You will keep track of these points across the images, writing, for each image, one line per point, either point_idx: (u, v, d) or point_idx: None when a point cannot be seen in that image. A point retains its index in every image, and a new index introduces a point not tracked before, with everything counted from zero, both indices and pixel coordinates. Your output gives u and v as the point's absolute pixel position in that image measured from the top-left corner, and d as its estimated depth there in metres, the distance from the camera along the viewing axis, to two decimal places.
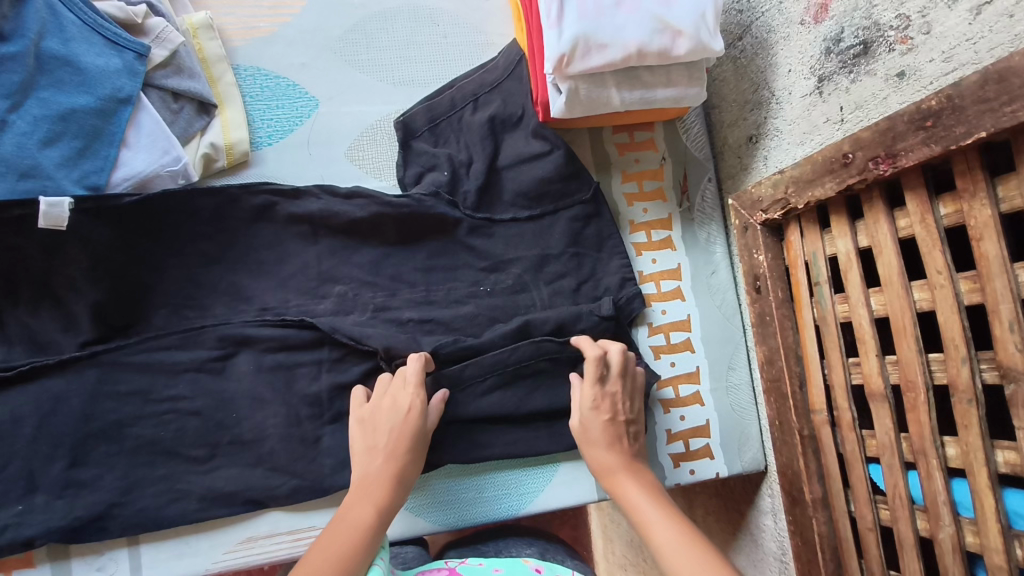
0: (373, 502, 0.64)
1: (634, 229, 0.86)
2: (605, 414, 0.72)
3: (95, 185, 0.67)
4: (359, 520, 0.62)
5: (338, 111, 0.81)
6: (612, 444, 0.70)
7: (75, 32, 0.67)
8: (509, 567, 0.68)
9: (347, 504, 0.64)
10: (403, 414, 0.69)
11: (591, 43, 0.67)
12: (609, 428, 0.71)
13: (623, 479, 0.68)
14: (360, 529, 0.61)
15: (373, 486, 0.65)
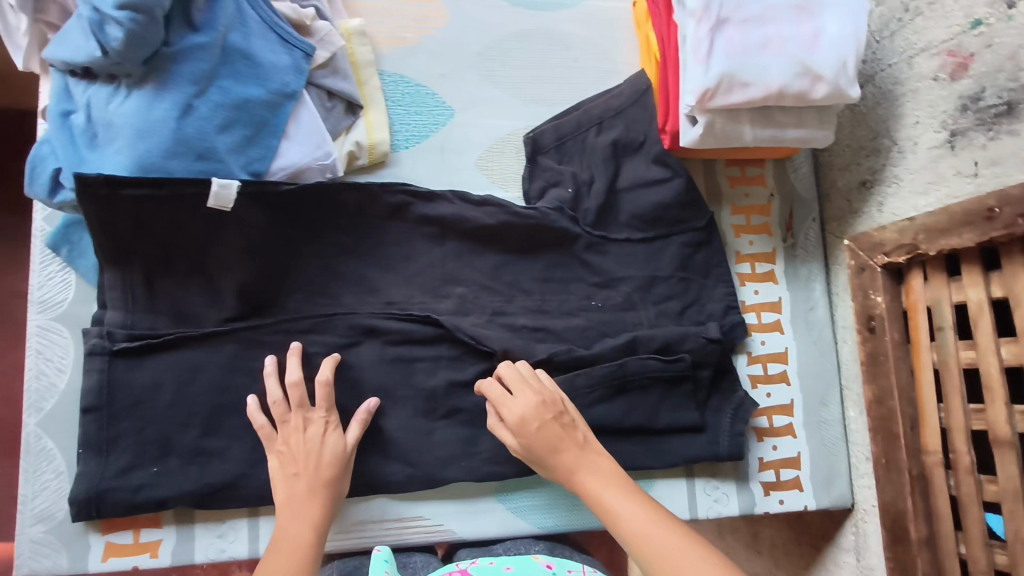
0: (310, 520, 0.67)
1: (740, 259, 0.89)
2: (544, 417, 0.70)
3: (257, 172, 0.71)
4: (296, 544, 0.65)
5: (472, 122, 0.85)
6: (556, 444, 0.70)
7: (255, 28, 0.70)
8: (521, 566, 0.69)
9: (280, 527, 0.66)
10: (320, 436, 0.70)
11: (736, 81, 0.70)
12: (545, 434, 0.70)
13: (579, 472, 0.69)
14: (299, 554, 0.64)
15: (307, 505, 0.68)
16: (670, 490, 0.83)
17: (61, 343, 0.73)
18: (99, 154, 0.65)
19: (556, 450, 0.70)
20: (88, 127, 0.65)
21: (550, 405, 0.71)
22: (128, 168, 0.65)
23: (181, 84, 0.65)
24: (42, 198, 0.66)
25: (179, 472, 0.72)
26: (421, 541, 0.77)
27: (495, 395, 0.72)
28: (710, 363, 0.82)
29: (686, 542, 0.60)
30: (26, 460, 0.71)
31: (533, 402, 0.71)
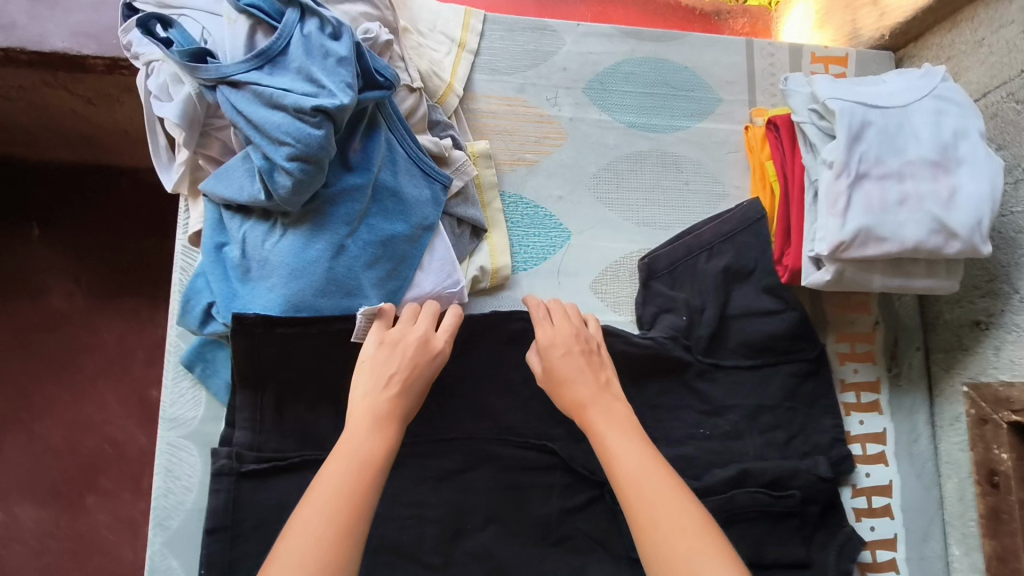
0: (387, 435, 0.58)
1: (844, 387, 0.89)
2: (563, 350, 0.70)
3: (394, 304, 0.72)
4: (357, 450, 0.56)
5: (588, 244, 0.86)
6: (573, 376, 0.68)
7: (403, 165, 0.73)
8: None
9: (351, 430, 0.58)
10: (422, 346, 0.65)
11: (872, 235, 0.71)
12: (570, 363, 0.69)
13: (591, 408, 0.65)
14: (360, 472, 0.55)
15: (383, 421, 0.59)
16: None
17: (189, 461, 0.73)
18: (251, 290, 0.67)
19: (573, 379, 0.68)
20: (242, 262, 0.67)
21: (579, 336, 0.72)
22: (279, 306, 0.66)
23: (336, 225, 0.68)
24: (192, 328, 0.69)
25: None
26: None
27: (536, 315, 0.74)
28: (819, 500, 0.82)
29: (674, 489, 0.58)
30: None
31: (566, 332, 0.72)
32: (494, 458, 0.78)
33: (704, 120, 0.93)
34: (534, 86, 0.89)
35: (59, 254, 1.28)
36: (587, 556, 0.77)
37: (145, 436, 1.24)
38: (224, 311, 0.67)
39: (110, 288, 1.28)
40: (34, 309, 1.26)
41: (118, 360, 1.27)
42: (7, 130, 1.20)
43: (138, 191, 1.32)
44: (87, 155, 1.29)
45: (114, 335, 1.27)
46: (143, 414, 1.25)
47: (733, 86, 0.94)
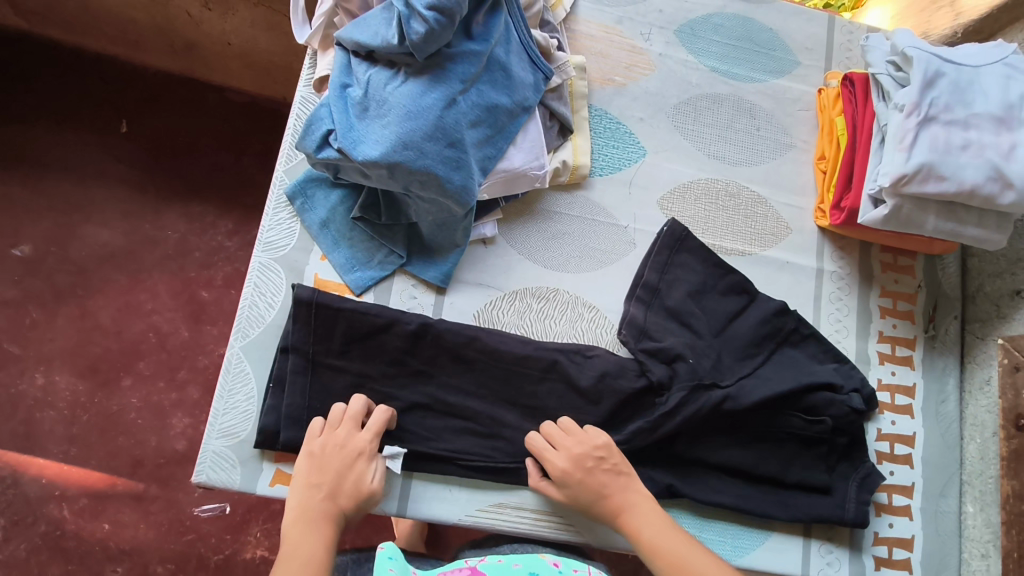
0: (319, 536, 0.67)
1: (881, 339, 0.93)
2: (582, 475, 0.74)
3: (486, 169, 0.80)
4: (301, 561, 0.64)
5: (660, 164, 0.93)
6: (604, 488, 0.74)
7: (514, 48, 0.81)
8: (528, 563, 0.73)
9: (291, 534, 0.66)
10: (353, 457, 0.71)
11: (933, 173, 0.77)
12: (590, 481, 0.74)
13: (627, 514, 0.73)
14: (300, 573, 0.63)
15: (314, 520, 0.68)
16: (787, 545, 0.84)
17: (276, 282, 0.80)
18: (366, 124, 0.74)
19: (601, 496, 0.74)
20: (362, 101, 0.75)
21: (595, 458, 0.75)
22: (392, 141, 0.73)
23: (453, 81, 0.75)
24: (309, 151, 0.75)
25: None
26: (551, 537, 0.80)
27: (541, 451, 0.76)
28: (848, 432, 0.85)
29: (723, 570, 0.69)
30: (225, 378, 0.77)
31: (573, 454, 0.75)
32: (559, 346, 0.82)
33: (782, 78, 1.00)
34: (631, 20, 0.97)
35: (143, 151, 1.34)
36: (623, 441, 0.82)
37: (190, 331, 1.28)
38: (340, 139, 0.73)
39: (183, 185, 1.35)
40: (111, 193, 1.32)
41: (176, 256, 1.31)
42: (121, 24, 1.28)
43: (225, 109, 1.39)
44: (185, 64, 1.36)
45: (178, 230, 1.33)
46: (193, 308, 1.29)
47: (812, 52, 1.01)
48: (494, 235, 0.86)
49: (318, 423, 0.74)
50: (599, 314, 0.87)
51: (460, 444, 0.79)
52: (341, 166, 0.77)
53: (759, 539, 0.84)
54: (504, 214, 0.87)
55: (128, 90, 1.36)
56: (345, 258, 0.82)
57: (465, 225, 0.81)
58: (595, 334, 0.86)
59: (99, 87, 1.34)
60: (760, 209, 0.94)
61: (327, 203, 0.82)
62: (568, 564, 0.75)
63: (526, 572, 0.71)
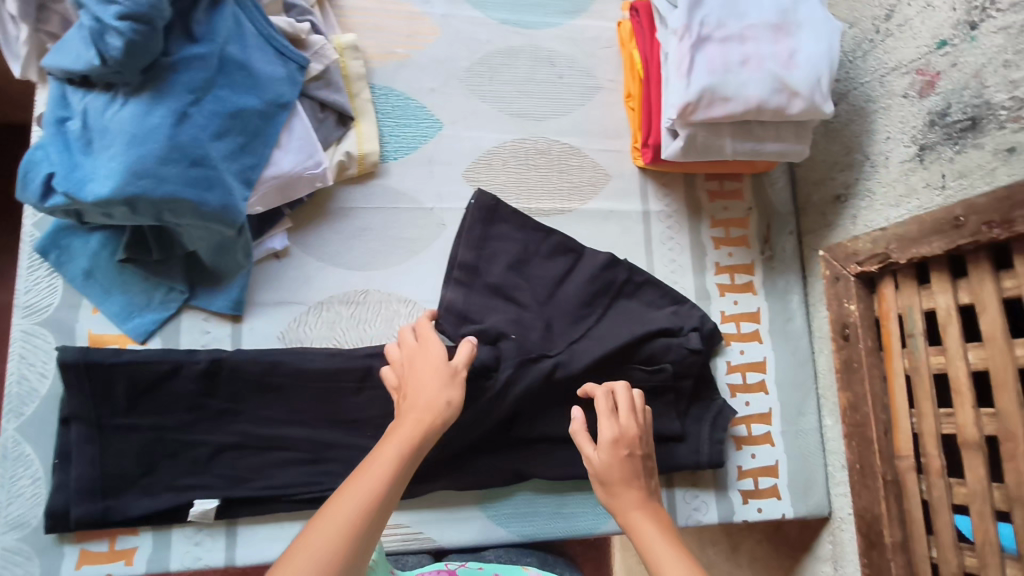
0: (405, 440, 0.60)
1: (718, 270, 0.92)
2: (623, 450, 0.68)
3: (249, 180, 0.73)
4: (382, 471, 0.56)
5: (460, 135, 0.87)
6: (630, 475, 0.68)
7: (252, 41, 0.73)
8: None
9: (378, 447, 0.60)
10: (432, 356, 0.68)
11: (717, 95, 0.73)
12: (627, 464, 0.68)
13: (633, 510, 0.65)
14: (384, 468, 0.57)
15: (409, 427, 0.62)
16: None
17: (44, 348, 0.73)
18: (93, 160, 0.65)
19: (633, 479, 0.67)
20: (83, 135, 0.66)
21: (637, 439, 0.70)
22: (121, 172, 0.63)
23: (178, 92, 0.67)
24: (33, 202, 0.67)
25: (163, 468, 0.73)
26: (401, 549, 0.78)
27: (604, 405, 0.71)
28: (691, 374, 0.83)
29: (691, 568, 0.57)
30: (3, 464, 0.70)
31: (629, 431, 0.70)
32: (374, 352, 0.77)
33: (578, 18, 0.94)
34: None
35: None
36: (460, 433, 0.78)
37: None
38: (62, 182, 0.64)
39: None
40: None
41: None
42: None
43: None
44: None
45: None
46: None
47: None
48: (286, 246, 0.79)
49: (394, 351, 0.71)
50: (417, 307, 0.82)
51: (286, 476, 0.75)
52: (81, 211, 0.68)
53: None
54: (293, 221, 0.81)
55: None
56: (121, 307, 0.75)
57: (243, 245, 0.75)
58: None
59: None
60: (575, 161, 0.90)
61: (88, 251, 0.75)
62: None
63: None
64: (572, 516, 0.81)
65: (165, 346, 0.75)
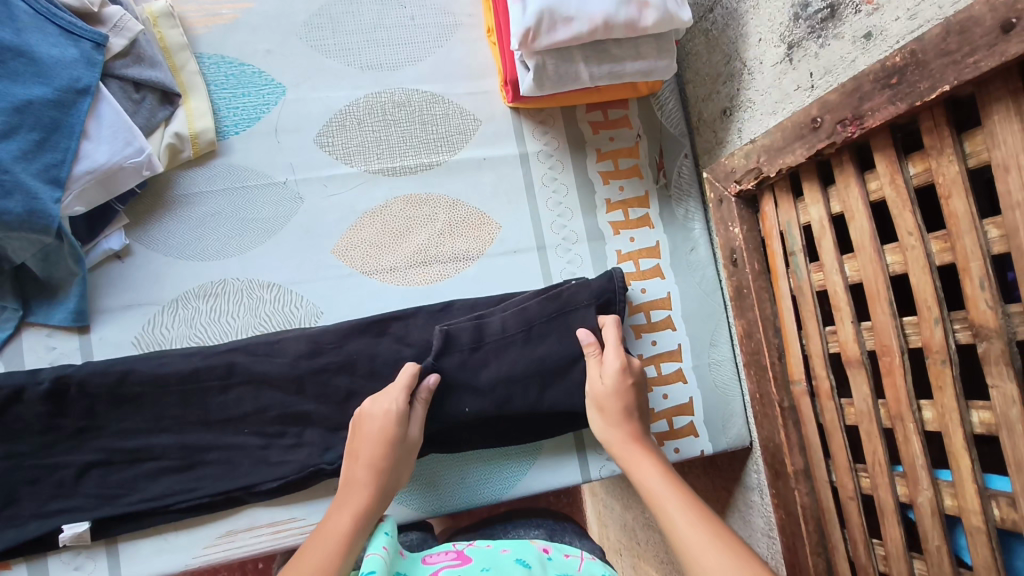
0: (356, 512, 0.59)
1: (611, 207, 0.85)
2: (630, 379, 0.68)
3: (56, 178, 0.66)
4: (345, 516, 0.59)
5: (306, 97, 0.80)
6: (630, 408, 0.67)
7: (27, 22, 0.65)
8: (518, 547, 0.60)
9: (328, 518, 0.59)
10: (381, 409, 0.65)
11: (557, 16, 0.66)
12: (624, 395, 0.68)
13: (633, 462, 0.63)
14: (335, 538, 0.56)
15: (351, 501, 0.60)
16: (560, 455, 0.79)
17: None
18: None
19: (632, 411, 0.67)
20: None
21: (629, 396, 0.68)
22: None
23: None
24: None
25: (23, 496, 0.67)
26: (297, 544, 0.73)
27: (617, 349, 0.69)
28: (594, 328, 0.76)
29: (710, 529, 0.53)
30: None
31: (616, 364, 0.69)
32: (235, 346, 0.72)
33: None
34: None
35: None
36: (342, 417, 0.72)
37: None
38: None
39: None
40: None
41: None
42: None
43: None
44: None
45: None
46: None
47: None
48: (125, 245, 0.73)
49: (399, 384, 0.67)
50: (282, 291, 0.76)
51: (158, 489, 0.69)
52: None
53: (523, 465, 0.78)
54: (131, 217, 0.74)
55: None
56: None
57: (70, 251, 0.68)
58: (283, 314, 0.76)
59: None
60: (438, 109, 0.83)
61: None
62: (560, 547, 0.62)
63: (513, 558, 0.58)
64: (477, 483, 0.77)
65: (7, 369, 0.69)
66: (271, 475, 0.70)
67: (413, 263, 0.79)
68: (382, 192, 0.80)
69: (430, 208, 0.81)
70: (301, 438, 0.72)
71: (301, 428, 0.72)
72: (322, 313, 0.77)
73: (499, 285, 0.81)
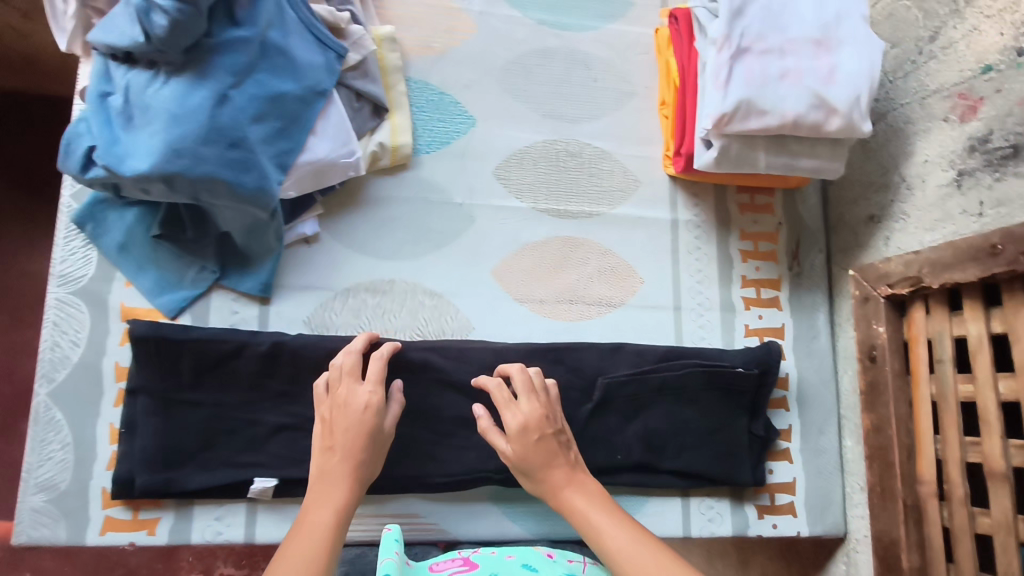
0: (332, 498, 0.62)
1: (745, 284, 0.90)
2: (534, 435, 0.68)
3: (284, 165, 0.73)
4: (321, 524, 0.59)
5: (493, 132, 0.88)
6: (552, 458, 0.68)
7: (293, 27, 0.74)
8: (522, 554, 0.67)
9: (308, 508, 0.61)
10: (361, 411, 0.66)
11: (754, 108, 0.72)
12: (543, 446, 0.68)
13: (567, 489, 0.68)
14: (320, 530, 0.58)
15: (332, 480, 0.63)
16: (664, 507, 0.83)
17: (78, 317, 0.74)
18: (135, 137, 0.67)
19: (548, 464, 0.68)
20: (125, 109, 0.68)
21: (546, 418, 0.70)
22: (162, 151, 0.65)
23: (221, 75, 0.68)
24: (74, 173, 0.68)
25: (221, 443, 0.73)
26: (413, 539, 0.77)
27: (501, 396, 0.70)
28: (746, 391, 0.83)
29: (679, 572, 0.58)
30: (34, 429, 0.72)
31: (536, 413, 0.69)
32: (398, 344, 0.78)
33: (617, 22, 0.94)
34: None
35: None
36: None
37: None
38: (104, 156, 0.66)
39: None
40: None
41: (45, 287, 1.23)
42: None
43: None
44: None
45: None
46: None
47: None
48: (316, 232, 0.80)
49: (320, 385, 0.69)
50: (442, 301, 0.82)
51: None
52: (120, 184, 0.69)
53: (632, 508, 0.83)
54: (324, 208, 0.81)
55: None
56: (154, 281, 0.76)
57: (275, 228, 0.75)
58: (438, 323, 0.82)
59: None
60: (605, 165, 0.90)
61: (123, 225, 0.76)
62: (564, 554, 0.68)
63: (518, 563, 0.65)
64: None
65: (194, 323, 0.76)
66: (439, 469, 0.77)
67: (560, 300, 0.85)
68: (544, 230, 0.86)
69: (585, 252, 0.87)
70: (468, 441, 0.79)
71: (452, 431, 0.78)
72: (473, 329, 0.83)
73: (635, 335, 0.86)
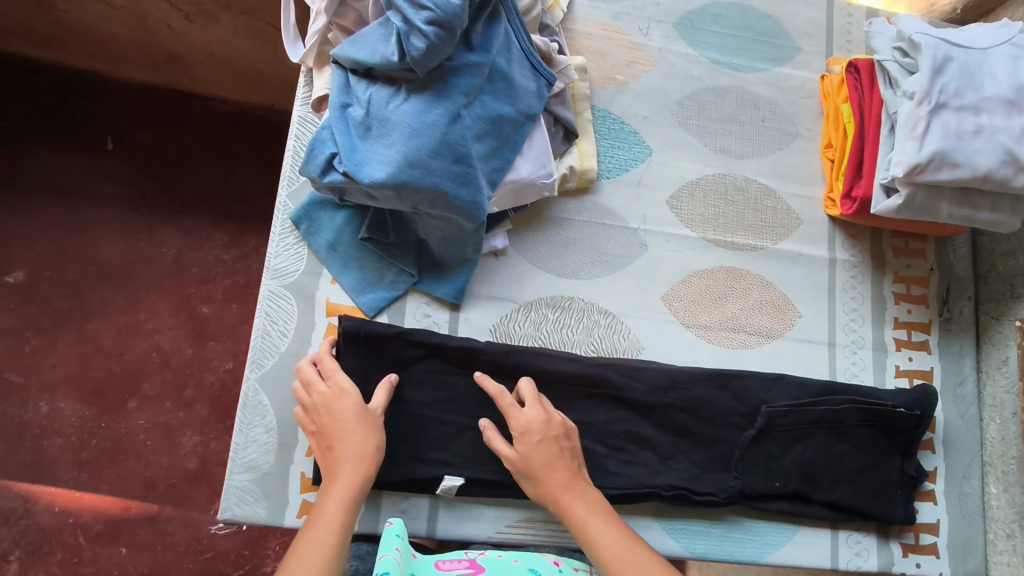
0: (337, 492, 0.66)
1: (897, 325, 0.93)
2: (535, 437, 0.73)
3: (494, 181, 0.77)
4: (330, 518, 0.64)
5: (667, 163, 0.92)
6: (549, 464, 0.72)
7: (517, 55, 0.79)
8: (527, 559, 0.72)
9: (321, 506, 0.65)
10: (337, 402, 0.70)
11: (947, 160, 0.76)
12: (542, 450, 0.72)
13: (564, 494, 0.71)
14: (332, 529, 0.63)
15: (333, 477, 0.67)
16: (814, 538, 0.85)
17: (287, 309, 0.79)
18: (371, 146, 0.71)
19: (547, 467, 0.72)
20: (365, 120, 0.72)
21: (553, 428, 0.74)
22: (398, 161, 0.69)
23: (456, 94, 0.73)
24: (313, 176, 0.72)
25: (408, 439, 0.77)
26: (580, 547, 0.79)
27: (506, 403, 0.74)
28: (906, 431, 0.85)
29: None
30: (243, 411, 0.76)
31: (538, 418, 0.74)
32: (579, 358, 0.81)
33: (784, 66, 0.98)
34: (628, 16, 0.95)
35: (135, 165, 1.29)
36: (672, 448, 0.83)
37: (192, 348, 1.24)
38: (345, 161, 0.70)
39: (151, 181, 1.29)
40: (99, 218, 1.26)
41: (175, 272, 1.27)
42: (101, 37, 1.21)
43: (214, 119, 1.33)
44: (167, 75, 1.30)
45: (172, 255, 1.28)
46: (192, 328, 1.25)
47: (813, 38, 1.00)
48: (504, 247, 0.84)
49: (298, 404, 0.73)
50: (616, 320, 0.86)
51: None
52: (346, 188, 0.73)
53: (784, 536, 0.84)
54: (512, 224, 0.86)
55: (105, 101, 1.29)
56: (356, 280, 0.81)
57: (476, 239, 0.79)
58: (612, 341, 0.85)
59: (51, 119, 1.26)
60: (769, 201, 0.93)
61: (334, 225, 0.81)
62: (569, 562, 0.74)
63: (526, 568, 0.71)
64: (743, 541, 0.83)
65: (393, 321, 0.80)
66: (610, 482, 0.79)
67: (725, 327, 0.88)
68: (711, 259, 0.90)
69: (748, 283, 0.90)
70: (636, 456, 0.82)
71: (622, 446, 0.81)
72: (642, 348, 0.86)
73: (793, 366, 0.89)
